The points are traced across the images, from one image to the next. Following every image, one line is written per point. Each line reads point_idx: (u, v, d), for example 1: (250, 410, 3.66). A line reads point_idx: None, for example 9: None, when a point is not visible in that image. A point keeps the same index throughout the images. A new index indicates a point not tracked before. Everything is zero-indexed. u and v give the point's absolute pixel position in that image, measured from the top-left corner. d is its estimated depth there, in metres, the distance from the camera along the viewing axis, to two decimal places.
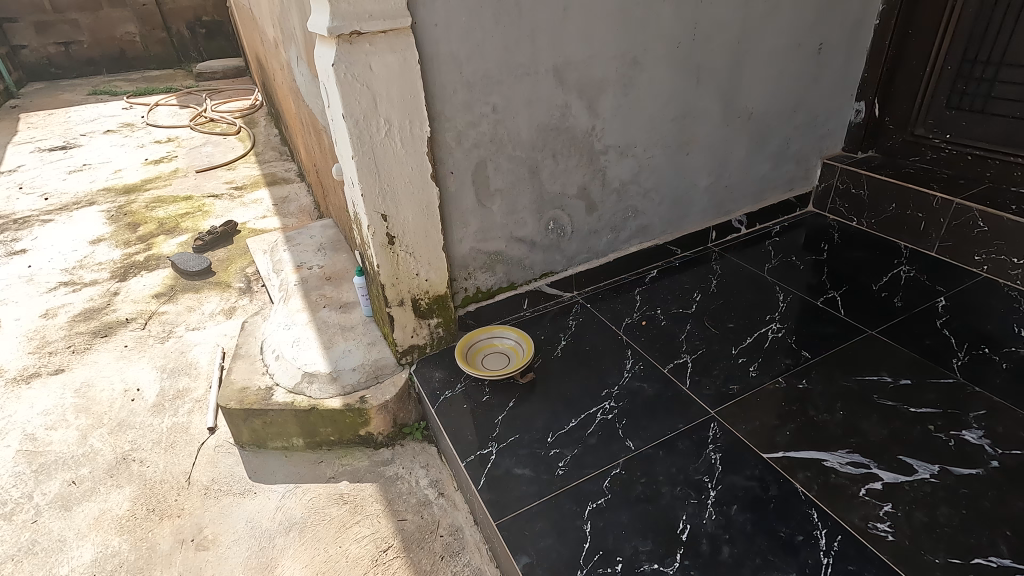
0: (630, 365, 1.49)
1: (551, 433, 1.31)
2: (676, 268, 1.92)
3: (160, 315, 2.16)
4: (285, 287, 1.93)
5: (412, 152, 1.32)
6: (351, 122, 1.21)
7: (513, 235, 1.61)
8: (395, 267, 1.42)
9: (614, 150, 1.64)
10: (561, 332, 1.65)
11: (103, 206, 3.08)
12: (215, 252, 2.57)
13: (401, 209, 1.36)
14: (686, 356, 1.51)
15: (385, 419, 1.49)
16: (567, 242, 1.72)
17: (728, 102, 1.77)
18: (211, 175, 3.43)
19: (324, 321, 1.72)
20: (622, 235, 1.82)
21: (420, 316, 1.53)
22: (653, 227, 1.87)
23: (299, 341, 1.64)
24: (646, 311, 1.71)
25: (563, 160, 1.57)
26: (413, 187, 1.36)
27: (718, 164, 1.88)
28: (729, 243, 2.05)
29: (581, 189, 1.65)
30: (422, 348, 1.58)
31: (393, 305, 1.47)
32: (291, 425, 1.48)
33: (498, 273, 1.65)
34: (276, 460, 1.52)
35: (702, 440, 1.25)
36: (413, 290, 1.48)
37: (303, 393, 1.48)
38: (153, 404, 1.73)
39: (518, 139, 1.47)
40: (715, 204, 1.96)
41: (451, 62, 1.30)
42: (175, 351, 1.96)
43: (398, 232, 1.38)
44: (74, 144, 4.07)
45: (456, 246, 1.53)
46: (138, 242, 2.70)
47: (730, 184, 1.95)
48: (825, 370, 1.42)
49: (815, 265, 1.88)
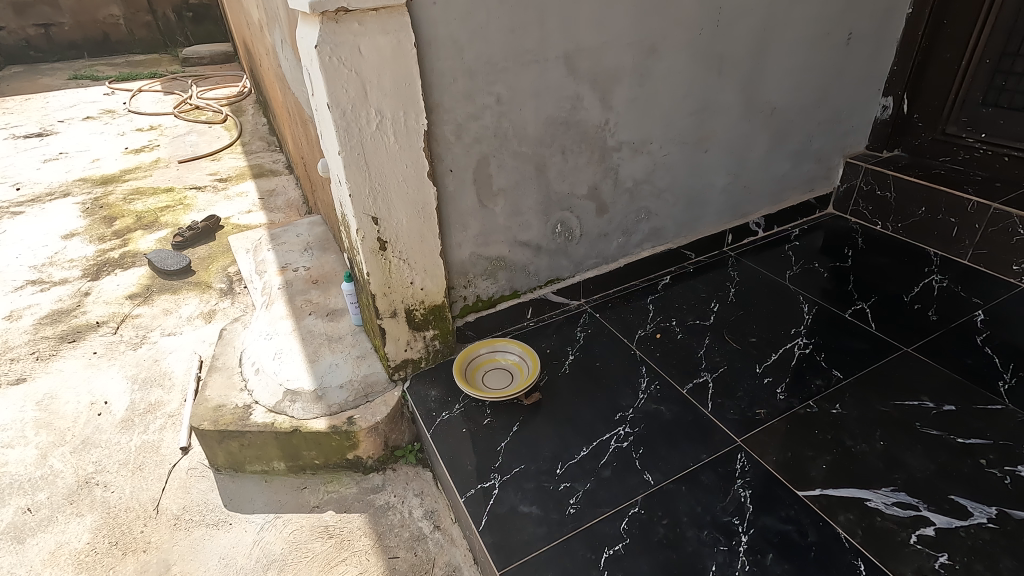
0: (645, 384, 1.36)
1: (560, 463, 1.18)
2: (690, 274, 1.79)
3: (134, 319, 2.00)
4: (268, 291, 1.79)
5: (407, 147, 1.17)
6: (338, 112, 1.07)
7: (517, 239, 1.46)
8: (388, 275, 1.28)
9: (628, 147, 1.50)
10: (569, 345, 1.51)
11: (78, 198, 2.91)
12: (195, 249, 2.42)
13: (394, 211, 1.22)
14: (706, 374, 1.38)
15: (375, 442, 1.35)
16: (574, 246, 1.58)
17: (750, 95, 1.63)
18: (195, 166, 3.25)
19: (310, 331, 1.57)
20: (634, 239, 1.68)
21: (415, 329, 1.39)
22: (666, 230, 1.73)
23: (281, 353, 1.49)
24: (660, 322, 1.58)
25: (573, 157, 1.43)
26: (407, 187, 1.21)
27: (736, 163, 1.74)
28: (745, 247, 1.92)
29: (591, 189, 1.51)
30: (417, 363, 1.44)
31: (385, 317, 1.33)
32: (271, 447, 1.34)
33: (500, 281, 1.51)
34: (255, 486, 1.38)
35: (729, 473, 1.13)
36: (408, 299, 1.34)
37: (285, 413, 1.34)
38: (121, 419, 1.58)
39: (524, 133, 1.33)
40: (731, 205, 1.82)
41: (450, 46, 1.15)
42: (148, 359, 1.81)
43: (391, 236, 1.24)
44: (50, 131, 3.87)
45: (455, 251, 1.39)
46: (113, 237, 2.53)
47: (748, 183, 1.81)
48: (859, 392, 1.30)
49: (839, 272, 1.75)
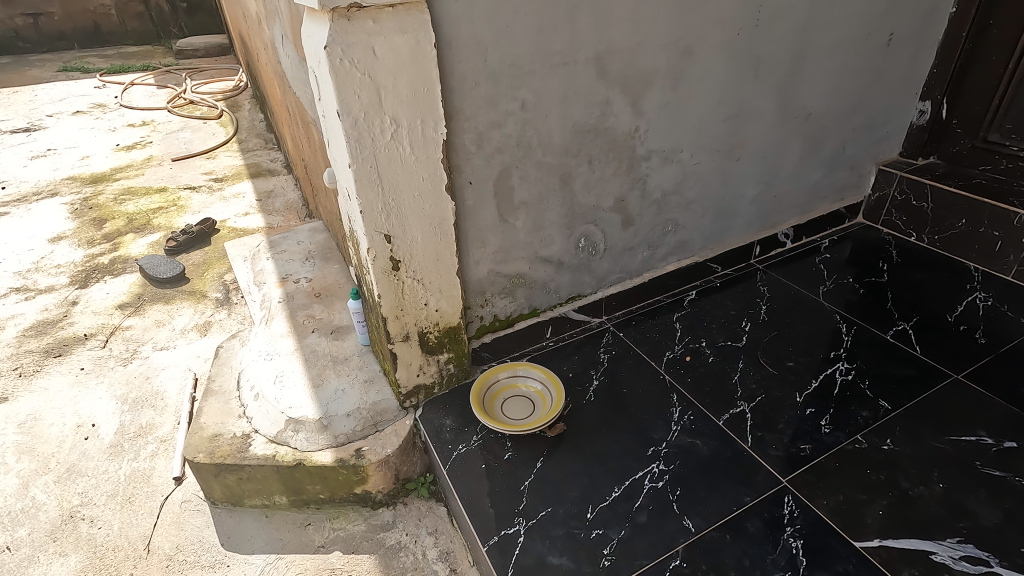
0: (677, 414, 1.26)
1: (590, 507, 1.08)
2: (717, 289, 1.69)
3: (124, 331, 1.88)
4: (267, 305, 1.68)
5: (424, 159, 1.06)
6: (348, 121, 0.96)
7: (538, 255, 1.36)
8: (401, 297, 1.18)
9: (658, 155, 1.39)
10: (592, 368, 1.41)
11: (66, 198, 2.78)
12: (190, 255, 2.30)
13: (409, 228, 1.11)
14: (742, 404, 1.28)
15: (385, 476, 1.25)
16: (598, 262, 1.47)
17: (786, 100, 1.53)
18: (189, 164, 3.13)
19: (313, 351, 1.46)
20: (659, 252, 1.58)
21: (428, 353, 1.29)
22: (693, 243, 1.63)
23: (282, 376, 1.39)
24: (688, 343, 1.48)
25: (600, 167, 1.32)
26: (423, 202, 1.10)
27: (768, 172, 1.64)
28: (773, 260, 1.82)
29: (617, 201, 1.40)
30: (430, 388, 1.33)
31: (397, 341, 1.22)
32: (273, 482, 1.24)
33: (519, 299, 1.40)
34: (255, 522, 1.28)
35: (776, 520, 1.03)
36: (421, 322, 1.24)
37: (288, 445, 1.24)
38: (110, 444, 1.47)
39: (550, 142, 1.22)
40: (761, 216, 1.72)
41: (473, 47, 1.04)
42: (139, 376, 1.69)
43: (404, 255, 1.13)
44: (38, 126, 3.73)
45: (473, 269, 1.28)
46: (103, 241, 2.41)
47: (779, 193, 1.71)
48: (910, 425, 1.20)
49: (875, 288, 1.66)
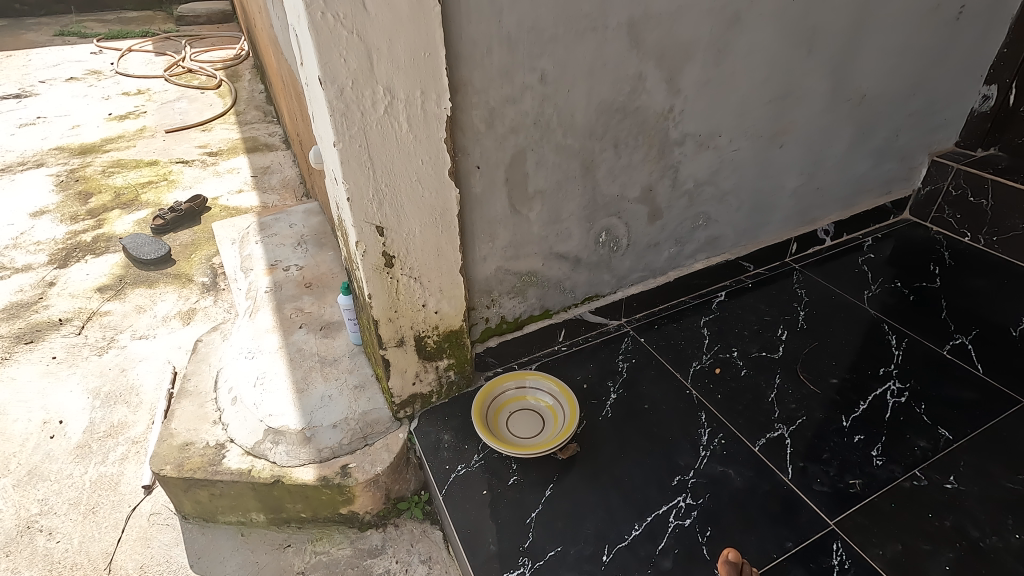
0: (706, 438, 1.11)
1: (606, 547, 0.94)
2: (749, 290, 1.52)
3: (102, 316, 1.75)
4: (253, 294, 1.53)
5: (424, 138, 0.90)
6: (333, 91, 0.80)
7: (552, 250, 1.20)
8: (395, 297, 1.02)
9: (693, 140, 1.22)
10: (610, 379, 1.26)
11: (52, 169, 2.63)
12: (177, 235, 2.15)
13: (405, 219, 0.96)
14: (781, 427, 1.13)
15: (374, 496, 1.11)
16: (619, 259, 1.32)
17: (839, 80, 1.34)
18: (183, 136, 2.96)
19: (299, 350, 1.32)
20: (687, 249, 1.42)
21: (425, 359, 1.14)
22: (724, 239, 1.46)
23: (263, 378, 1.25)
24: (718, 353, 1.32)
25: (627, 152, 1.16)
26: (422, 188, 0.94)
27: (812, 161, 1.46)
28: (811, 258, 1.64)
29: (644, 191, 1.24)
30: (427, 397, 1.19)
31: (390, 346, 1.07)
32: (248, 499, 1.11)
33: (530, 299, 1.25)
34: (229, 542, 1.15)
35: (824, 572, 0.89)
36: (418, 325, 1.09)
37: (265, 459, 1.11)
38: (77, 445, 1.35)
39: (572, 123, 1.05)
40: (801, 210, 1.55)
41: (485, 5, 0.87)
42: (113, 369, 1.56)
43: (400, 251, 0.98)
44: (29, 92, 3.57)
45: (478, 266, 1.12)
46: (87, 217, 2.26)
47: (822, 185, 1.54)
48: (977, 460, 1.04)
49: (926, 295, 1.48)
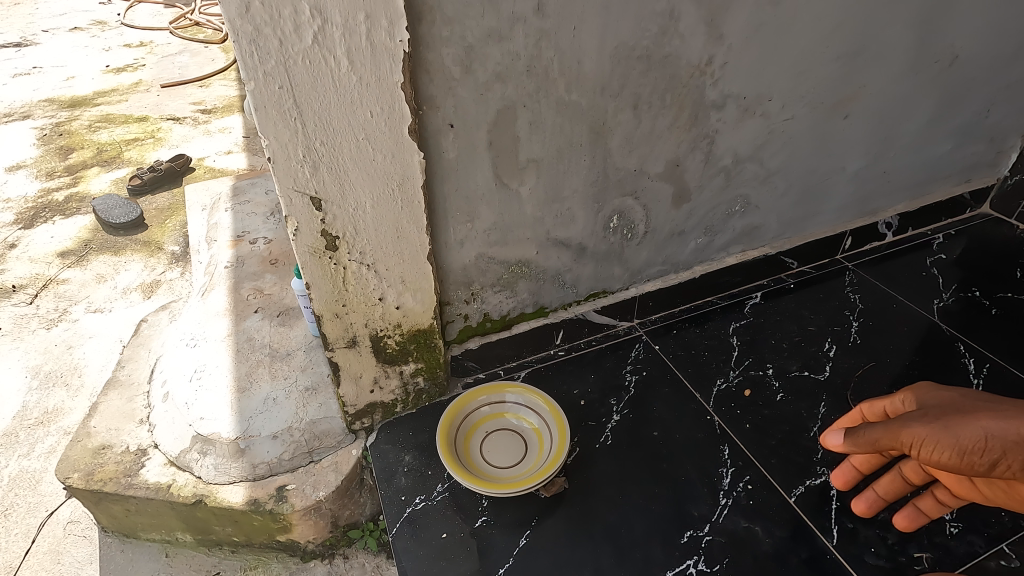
0: (728, 481, 0.89)
1: None
2: (791, 292, 1.27)
3: (59, 285, 1.59)
4: (211, 270, 1.34)
5: (372, 81, 0.67)
6: (235, 6, 0.57)
7: (549, 236, 0.97)
8: (341, 288, 0.81)
9: (736, 104, 0.97)
10: (613, 395, 1.04)
11: (38, 122, 2.47)
12: (155, 197, 1.97)
13: (350, 190, 0.74)
14: (825, 473, 0.90)
15: (316, 525, 0.93)
16: (634, 250, 1.08)
17: (927, 35, 1.06)
18: (179, 92, 2.77)
19: (249, 339, 1.12)
20: (719, 240, 1.17)
21: (385, 362, 0.93)
22: (764, 230, 1.21)
23: (202, 372, 1.06)
24: (749, 369, 1.08)
25: (650, 115, 0.91)
26: (372, 149, 0.72)
27: (881, 138, 1.19)
28: (868, 256, 1.38)
29: (670, 167, 0.99)
30: (390, 407, 0.99)
31: (338, 346, 0.87)
32: (168, 518, 0.93)
33: (521, 294, 1.02)
34: (150, 564, 0.98)
35: None
36: (375, 322, 0.88)
37: (189, 472, 0.93)
38: (4, 432, 1.19)
39: (578, 72, 0.81)
40: (860, 198, 1.28)
41: None
42: (59, 345, 1.39)
43: (345, 231, 0.76)
44: (30, 41, 3.41)
45: (453, 253, 0.90)
46: (64, 174, 2.10)
47: (889, 168, 1.26)
48: None
49: (1011, 309, 1.21)
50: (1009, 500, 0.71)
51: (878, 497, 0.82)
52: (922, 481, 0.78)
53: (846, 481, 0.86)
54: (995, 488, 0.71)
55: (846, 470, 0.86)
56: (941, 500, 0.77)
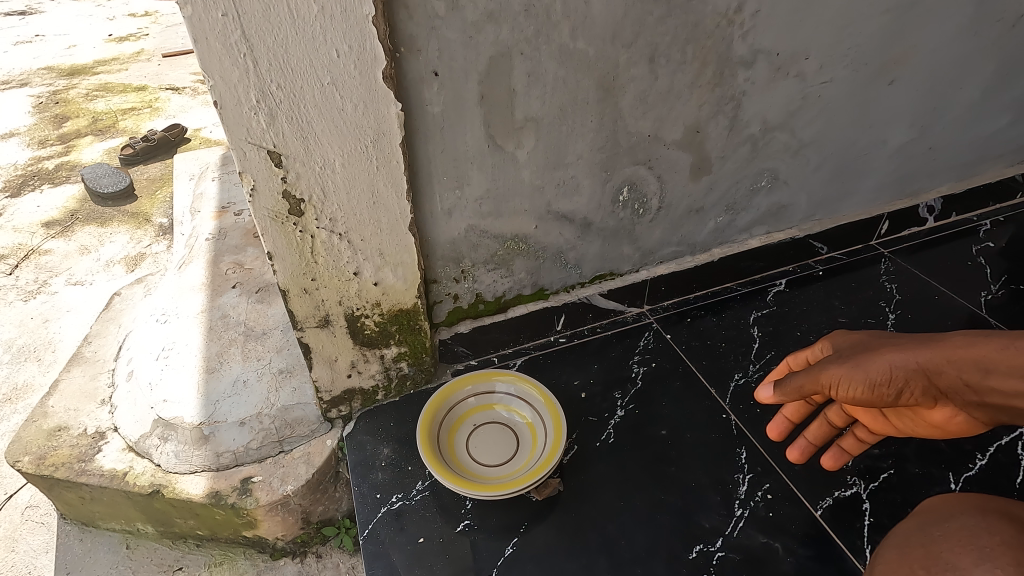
0: (745, 490, 0.79)
1: None
2: (819, 280, 1.15)
3: (41, 255, 1.51)
4: (192, 242, 1.25)
5: (337, 12, 0.57)
6: None
7: (550, 209, 0.86)
8: (310, 259, 0.72)
9: (767, 61, 0.85)
10: (618, 388, 0.94)
11: (35, 90, 2.40)
12: (147, 168, 1.89)
13: (315, 145, 0.63)
14: (855, 484, 0.79)
15: (284, 521, 0.84)
16: (646, 227, 0.97)
17: None
18: (181, 62, 2.68)
19: (224, 316, 1.04)
20: (741, 219, 1.05)
21: (363, 345, 0.83)
22: (793, 210, 1.09)
23: (170, 350, 0.97)
24: (771, 363, 0.97)
25: (668, 71, 0.79)
26: (339, 96, 0.61)
27: (929, 108, 1.05)
28: (906, 242, 1.25)
29: (689, 133, 0.88)
30: (370, 394, 0.89)
31: (309, 324, 0.77)
32: (125, 508, 0.86)
33: (518, 273, 0.92)
34: (109, 556, 0.90)
35: None
36: (350, 300, 0.78)
37: (148, 459, 0.85)
38: None
39: (586, 15, 0.70)
40: (901, 176, 1.15)
41: None
42: (35, 318, 1.32)
43: (312, 194, 0.67)
44: (35, 10, 3.35)
45: (440, 224, 0.80)
46: (56, 142, 2.03)
47: (936, 144, 1.13)
48: None
49: None
50: (921, 432, 0.67)
51: (809, 444, 0.79)
52: (844, 422, 0.74)
53: (780, 431, 0.82)
54: (907, 419, 0.67)
55: (780, 420, 0.82)
56: (859, 439, 0.74)
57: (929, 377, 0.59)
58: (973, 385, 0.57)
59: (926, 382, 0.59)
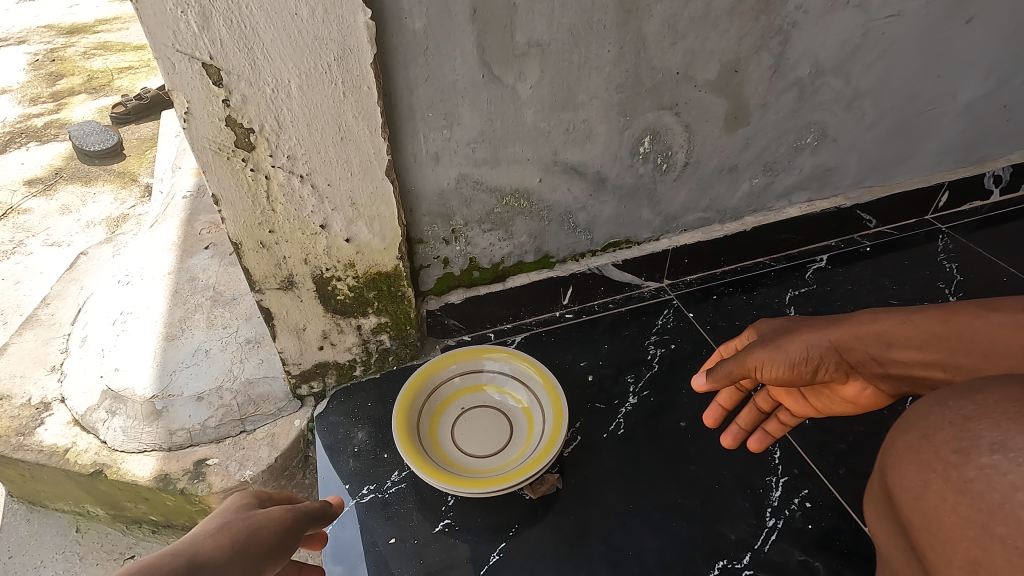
0: (778, 496, 0.66)
1: None
2: (866, 257, 1.01)
3: (20, 214, 1.43)
4: (169, 199, 1.15)
5: None
6: None
7: (557, 159, 0.73)
8: (266, 206, 0.60)
9: None
10: (630, 372, 0.82)
11: (33, 47, 2.32)
12: (139, 127, 1.80)
13: (264, 59, 0.51)
14: None
15: None
16: (669, 187, 0.84)
17: None
18: None
19: (192, 279, 0.93)
20: (780, 182, 0.91)
21: (336, 312, 0.72)
22: (840, 174, 0.95)
23: (128, 313, 0.87)
24: None
25: None
26: None
27: (1010, 55, 0.89)
28: (967, 217, 1.09)
29: (725, 71, 0.74)
30: (346, 370, 0.78)
31: (269, 284, 0.66)
32: (70, 488, 0.77)
33: (519, 236, 0.80)
34: (56, 539, 0.82)
35: None
36: (317, 258, 0.66)
37: (94, 435, 0.76)
38: None
39: None
40: (968, 139, 1.00)
41: None
42: (6, 279, 1.24)
43: (262, 123, 0.55)
44: None
45: (425, 172, 0.68)
46: (48, 100, 1.94)
47: (1013, 100, 0.97)
48: None
49: None
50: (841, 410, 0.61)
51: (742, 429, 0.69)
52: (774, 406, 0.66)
53: (714, 420, 0.70)
54: (824, 397, 0.60)
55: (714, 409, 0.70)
56: (784, 421, 0.66)
57: (840, 355, 0.54)
58: (879, 359, 0.52)
59: (841, 358, 0.54)
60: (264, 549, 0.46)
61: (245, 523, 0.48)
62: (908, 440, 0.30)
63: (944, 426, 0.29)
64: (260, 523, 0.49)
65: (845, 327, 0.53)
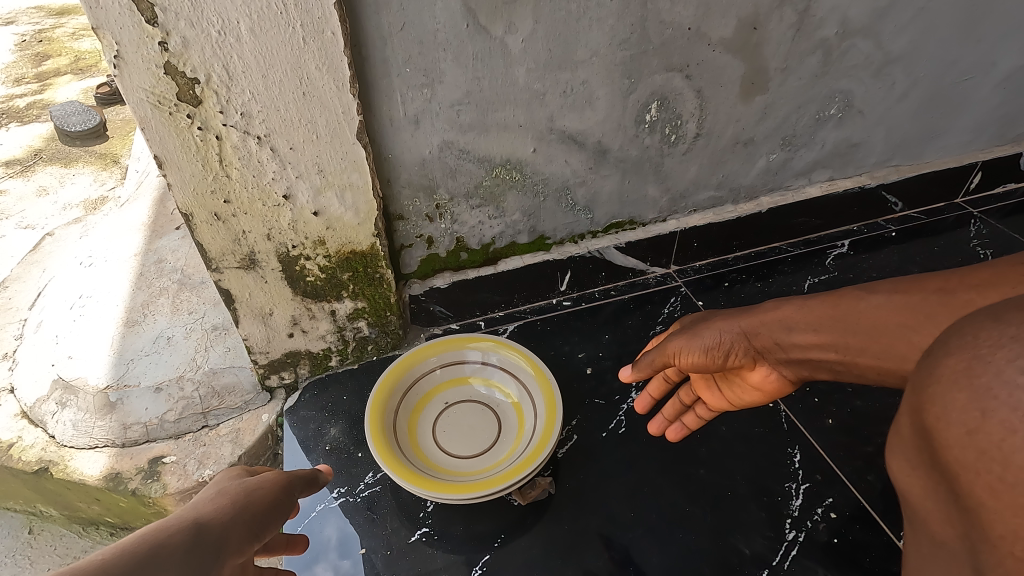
0: (798, 505, 0.59)
1: None
2: (891, 243, 0.93)
3: None
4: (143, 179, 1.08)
5: None
6: None
7: (553, 126, 0.66)
8: (218, 172, 0.53)
9: None
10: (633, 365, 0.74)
11: (21, 28, 2.25)
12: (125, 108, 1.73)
13: None
14: None
15: None
16: (678, 162, 0.76)
17: None
18: None
19: (160, 261, 0.86)
20: (800, 159, 0.83)
21: (305, 296, 0.65)
22: (865, 150, 0.86)
23: (88, 298, 0.80)
24: None
25: None
26: None
27: None
28: (1001, 202, 1.01)
29: (743, 28, 0.65)
30: (320, 360, 0.71)
31: (228, 262, 0.59)
32: (18, 486, 0.71)
33: (512, 213, 0.72)
34: (8, 541, 0.76)
35: None
36: (282, 233, 0.59)
37: (42, 430, 0.70)
38: None
39: None
40: (1007, 114, 0.91)
41: None
42: None
43: (208, 72, 0.47)
44: None
45: (404, 138, 0.60)
46: (33, 80, 1.87)
47: None
48: None
49: None
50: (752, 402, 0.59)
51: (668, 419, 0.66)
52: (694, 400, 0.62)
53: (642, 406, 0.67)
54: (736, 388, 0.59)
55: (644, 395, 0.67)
56: (699, 417, 0.62)
57: (751, 341, 0.54)
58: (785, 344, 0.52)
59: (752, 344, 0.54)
60: (267, 506, 0.46)
61: (240, 486, 0.46)
62: (952, 363, 0.24)
63: (1001, 347, 0.23)
64: (257, 484, 0.47)
65: (754, 314, 0.55)
